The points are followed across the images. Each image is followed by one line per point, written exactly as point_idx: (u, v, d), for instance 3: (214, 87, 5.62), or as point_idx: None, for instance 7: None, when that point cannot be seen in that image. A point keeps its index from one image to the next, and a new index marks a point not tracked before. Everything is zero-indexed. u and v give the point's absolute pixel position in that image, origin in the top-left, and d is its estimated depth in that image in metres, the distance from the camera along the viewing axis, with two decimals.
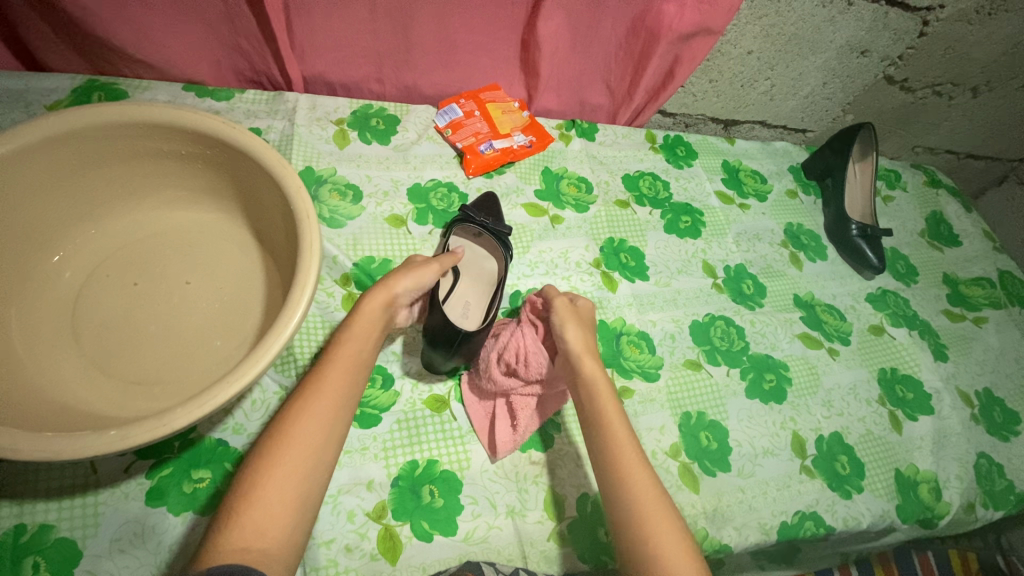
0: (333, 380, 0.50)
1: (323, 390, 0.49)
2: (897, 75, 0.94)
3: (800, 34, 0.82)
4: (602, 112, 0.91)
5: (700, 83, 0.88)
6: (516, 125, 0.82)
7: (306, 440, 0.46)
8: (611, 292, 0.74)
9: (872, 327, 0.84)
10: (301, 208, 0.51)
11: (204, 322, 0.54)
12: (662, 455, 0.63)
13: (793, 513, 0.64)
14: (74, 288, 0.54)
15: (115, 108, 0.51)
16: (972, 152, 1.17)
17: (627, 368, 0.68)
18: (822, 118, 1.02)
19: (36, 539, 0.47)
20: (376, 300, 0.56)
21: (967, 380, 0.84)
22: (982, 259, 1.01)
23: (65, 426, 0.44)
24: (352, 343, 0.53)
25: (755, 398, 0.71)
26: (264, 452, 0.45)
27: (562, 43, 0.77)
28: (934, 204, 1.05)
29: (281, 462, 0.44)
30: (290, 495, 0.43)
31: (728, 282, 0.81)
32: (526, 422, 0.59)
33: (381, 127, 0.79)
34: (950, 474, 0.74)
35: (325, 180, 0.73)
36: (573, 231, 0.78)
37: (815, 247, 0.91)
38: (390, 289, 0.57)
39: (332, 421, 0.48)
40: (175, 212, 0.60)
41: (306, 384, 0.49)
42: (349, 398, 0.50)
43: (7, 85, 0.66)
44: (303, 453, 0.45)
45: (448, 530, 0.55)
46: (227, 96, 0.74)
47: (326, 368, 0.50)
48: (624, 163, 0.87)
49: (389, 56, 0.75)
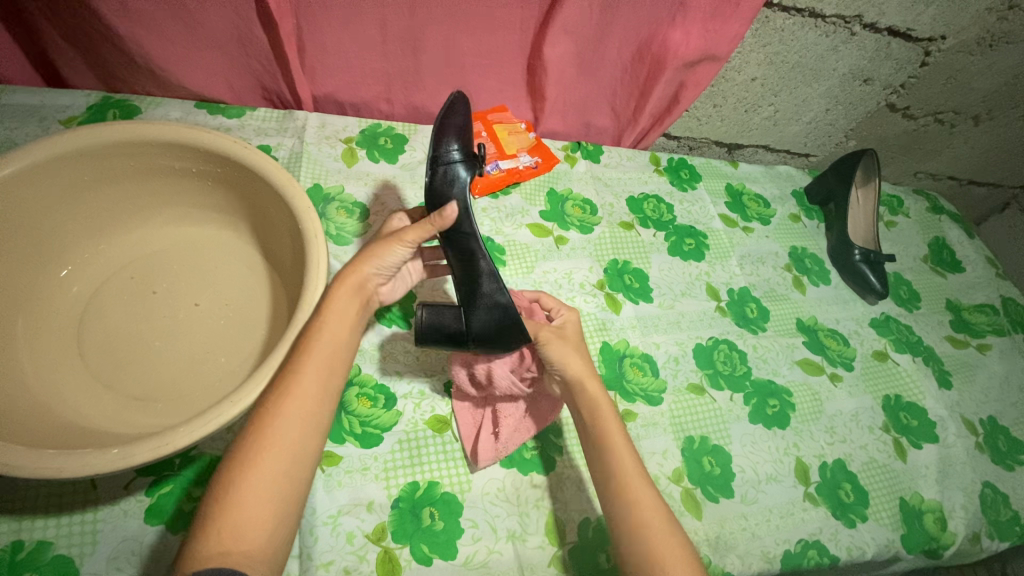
0: (310, 368, 0.45)
1: (299, 377, 0.44)
2: (899, 103, 0.96)
3: (803, 62, 0.83)
4: (607, 135, 0.92)
5: (705, 108, 0.89)
6: (522, 146, 0.83)
7: (285, 431, 0.42)
8: (614, 313, 0.75)
9: (876, 352, 0.84)
10: (310, 227, 0.52)
11: (210, 339, 0.55)
12: (665, 480, 0.63)
13: (797, 542, 0.64)
14: (81, 303, 0.54)
15: (129, 126, 0.52)
16: (974, 179, 1.18)
17: (630, 391, 0.68)
18: (824, 144, 1.03)
19: (33, 555, 0.46)
20: (350, 280, 0.51)
21: (971, 408, 0.84)
22: (985, 286, 1.01)
23: (66, 442, 0.44)
24: (325, 324, 0.47)
25: (758, 422, 0.71)
26: (242, 447, 0.41)
27: (569, 67, 0.78)
28: (937, 230, 1.05)
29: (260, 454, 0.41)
30: (274, 497, 0.40)
31: (731, 306, 0.81)
32: (509, 430, 0.60)
33: (389, 146, 0.80)
34: (955, 504, 0.74)
35: (332, 197, 0.73)
36: (578, 252, 0.79)
37: (819, 271, 0.91)
38: (364, 272, 0.52)
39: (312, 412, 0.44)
40: (183, 227, 0.60)
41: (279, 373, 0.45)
42: (330, 389, 0.46)
43: (23, 102, 0.67)
44: (286, 445, 0.41)
45: (447, 553, 0.54)
46: (238, 114, 0.75)
47: (301, 355, 0.45)
48: (629, 185, 0.88)
49: (399, 77, 0.77)
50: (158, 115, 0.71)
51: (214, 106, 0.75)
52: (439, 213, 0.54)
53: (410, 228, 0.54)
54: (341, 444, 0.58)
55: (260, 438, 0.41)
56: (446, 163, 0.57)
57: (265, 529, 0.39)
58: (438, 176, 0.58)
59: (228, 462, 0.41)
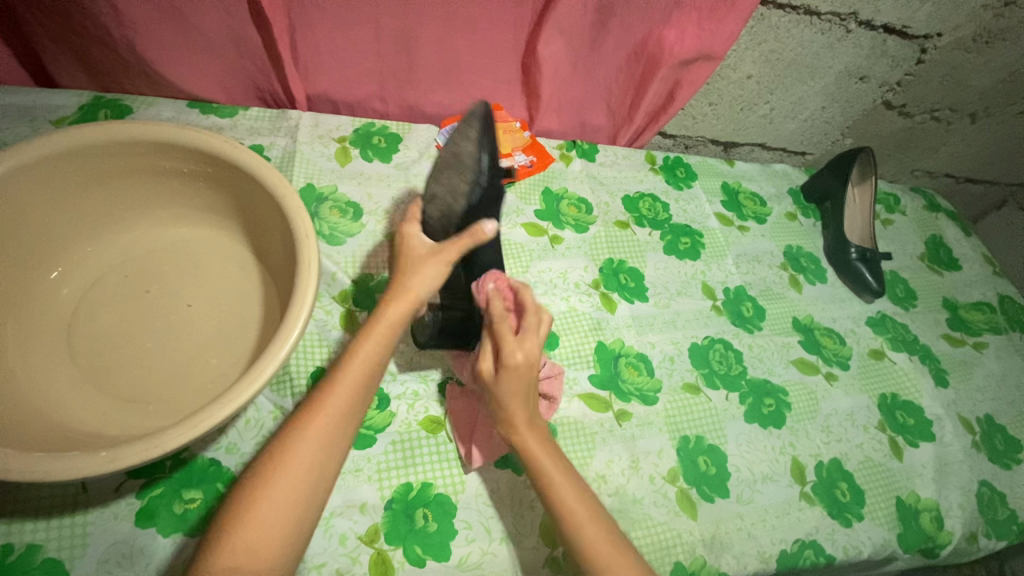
0: (336, 396, 0.46)
1: (324, 404, 0.45)
2: (896, 101, 0.95)
3: (799, 60, 0.83)
4: (602, 134, 0.92)
5: (700, 106, 0.89)
6: (516, 145, 0.82)
7: (303, 456, 0.43)
8: (609, 313, 0.74)
9: (872, 351, 0.84)
10: (302, 228, 0.51)
11: (202, 340, 0.54)
12: (660, 480, 0.63)
13: (792, 542, 0.63)
14: (72, 304, 0.54)
15: (118, 125, 0.51)
16: (971, 177, 1.18)
17: (625, 391, 0.68)
18: (821, 142, 1.03)
19: (23, 558, 0.46)
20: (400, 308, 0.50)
21: (968, 407, 0.84)
22: (982, 283, 1.01)
23: (55, 445, 0.44)
24: (363, 346, 0.49)
25: (754, 422, 0.70)
26: (262, 468, 0.43)
27: (564, 66, 0.77)
28: (934, 228, 1.05)
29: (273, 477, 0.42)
30: (286, 522, 0.41)
31: (727, 305, 0.81)
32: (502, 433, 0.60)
33: (383, 145, 0.79)
34: (952, 502, 0.74)
35: (326, 197, 0.73)
36: (573, 251, 0.78)
37: (815, 270, 0.91)
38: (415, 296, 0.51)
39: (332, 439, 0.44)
40: (175, 228, 0.60)
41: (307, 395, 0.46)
42: (353, 413, 0.46)
43: (14, 102, 0.67)
44: (301, 469, 0.42)
45: (441, 555, 0.54)
46: (231, 113, 0.75)
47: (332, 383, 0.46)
48: (624, 184, 0.88)
49: (393, 75, 0.76)
50: (149, 115, 0.71)
51: (207, 105, 0.74)
52: (474, 229, 0.50)
53: (453, 244, 0.52)
54: None
55: (277, 464, 0.42)
56: (491, 182, 0.54)
57: (273, 550, 0.40)
58: (485, 197, 0.54)
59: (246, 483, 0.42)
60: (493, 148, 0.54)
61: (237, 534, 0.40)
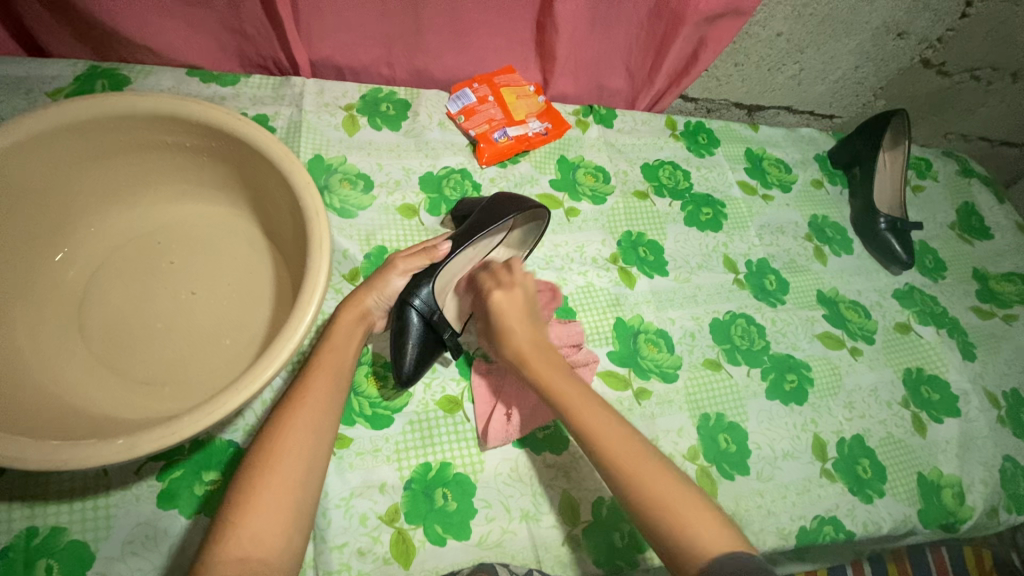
0: (314, 406, 0.47)
1: (302, 413, 0.46)
2: (934, 59, 0.90)
3: (834, 15, 0.78)
4: (620, 98, 0.87)
5: (725, 66, 0.84)
6: (531, 111, 0.79)
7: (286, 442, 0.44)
8: (628, 288, 0.72)
9: (898, 325, 0.82)
10: (312, 206, 0.49)
11: (214, 322, 0.53)
12: (680, 458, 0.62)
13: (812, 518, 0.63)
14: (80, 287, 0.52)
15: (115, 97, 0.49)
16: (1007, 140, 1.11)
17: (645, 368, 0.67)
18: (851, 103, 0.98)
19: (48, 541, 0.46)
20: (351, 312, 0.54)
21: (994, 381, 0.82)
22: (1014, 253, 0.97)
23: (73, 431, 0.43)
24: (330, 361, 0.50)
25: (775, 399, 0.69)
26: (254, 454, 0.43)
27: (582, 25, 0.73)
28: (966, 195, 1.01)
29: (268, 461, 0.43)
30: (289, 504, 0.42)
31: (750, 278, 0.78)
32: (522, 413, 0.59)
33: (392, 112, 0.76)
34: (975, 478, 0.73)
35: (335, 168, 0.70)
36: (589, 224, 0.75)
37: (841, 240, 0.87)
38: (363, 306, 0.56)
39: (317, 425, 0.46)
40: (178, 204, 0.58)
41: (292, 394, 0.47)
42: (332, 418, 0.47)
43: (7, 72, 0.64)
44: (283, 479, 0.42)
45: (461, 534, 0.54)
46: (233, 81, 0.71)
47: (305, 395, 0.47)
48: (644, 152, 0.84)
49: (400, 39, 0.72)
50: (149, 85, 0.68)
51: (206, 73, 0.71)
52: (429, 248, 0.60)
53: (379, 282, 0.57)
54: (351, 426, 0.57)
55: (254, 472, 0.42)
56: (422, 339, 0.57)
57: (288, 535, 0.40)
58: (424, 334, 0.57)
59: (252, 471, 0.42)
60: (412, 363, 0.56)
61: (248, 524, 0.40)
